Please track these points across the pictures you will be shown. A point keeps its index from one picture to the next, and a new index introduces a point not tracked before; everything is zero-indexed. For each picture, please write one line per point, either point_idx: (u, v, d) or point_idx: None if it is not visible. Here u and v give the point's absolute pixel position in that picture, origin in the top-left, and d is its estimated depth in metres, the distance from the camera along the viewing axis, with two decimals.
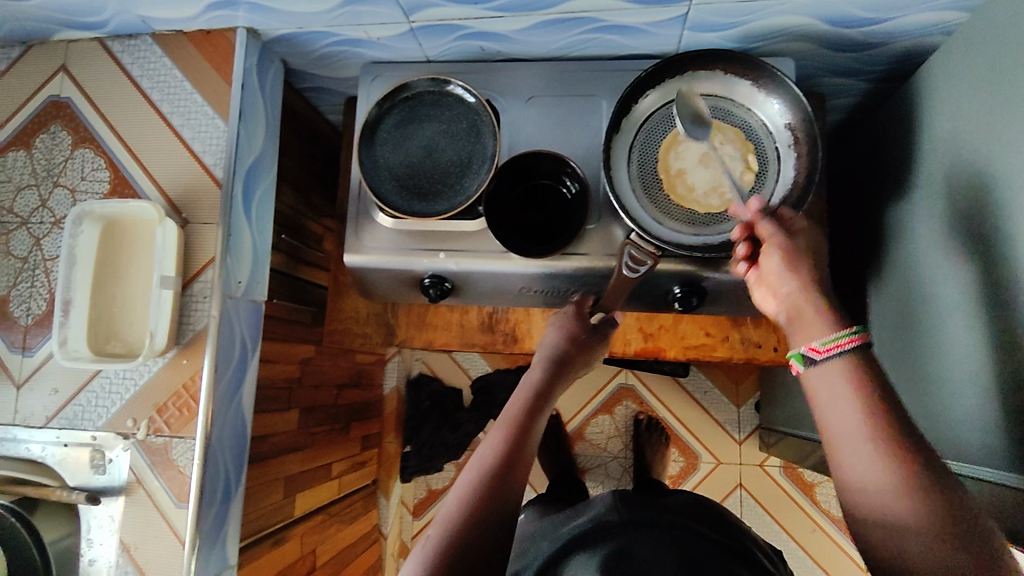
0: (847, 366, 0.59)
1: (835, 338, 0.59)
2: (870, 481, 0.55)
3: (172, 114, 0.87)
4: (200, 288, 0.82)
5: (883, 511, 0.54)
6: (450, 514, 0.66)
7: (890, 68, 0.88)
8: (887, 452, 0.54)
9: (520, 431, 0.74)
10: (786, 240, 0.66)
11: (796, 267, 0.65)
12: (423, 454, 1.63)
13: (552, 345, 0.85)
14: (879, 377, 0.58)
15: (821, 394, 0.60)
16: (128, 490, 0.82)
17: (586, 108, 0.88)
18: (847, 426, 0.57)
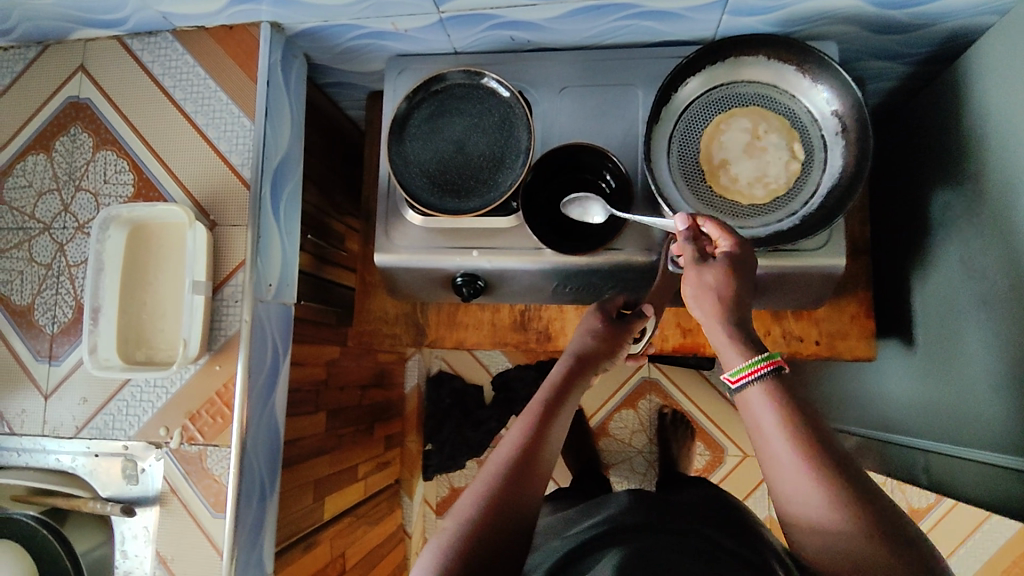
0: (767, 389, 0.58)
1: (745, 368, 0.59)
2: (807, 509, 0.54)
3: (196, 113, 0.84)
4: (231, 292, 0.80)
5: (823, 539, 0.53)
6: (462, 515, 0.62)
7: (936, 51, 0.83)
8: (817, 476, 0.53)
9: (541, 429, 0.70)
10: (697, 276, 0.66)
11: (704, 305, 0.65)
12: (445, 453, 1.58)
13: (577, 344, 0.81)
14: (794, 395, 0.57)
15: (749, 418, 0.59)
16: (162, 500, 0.80)
17: (621, 98, 0.85)
18: (775, 451, 0.56)
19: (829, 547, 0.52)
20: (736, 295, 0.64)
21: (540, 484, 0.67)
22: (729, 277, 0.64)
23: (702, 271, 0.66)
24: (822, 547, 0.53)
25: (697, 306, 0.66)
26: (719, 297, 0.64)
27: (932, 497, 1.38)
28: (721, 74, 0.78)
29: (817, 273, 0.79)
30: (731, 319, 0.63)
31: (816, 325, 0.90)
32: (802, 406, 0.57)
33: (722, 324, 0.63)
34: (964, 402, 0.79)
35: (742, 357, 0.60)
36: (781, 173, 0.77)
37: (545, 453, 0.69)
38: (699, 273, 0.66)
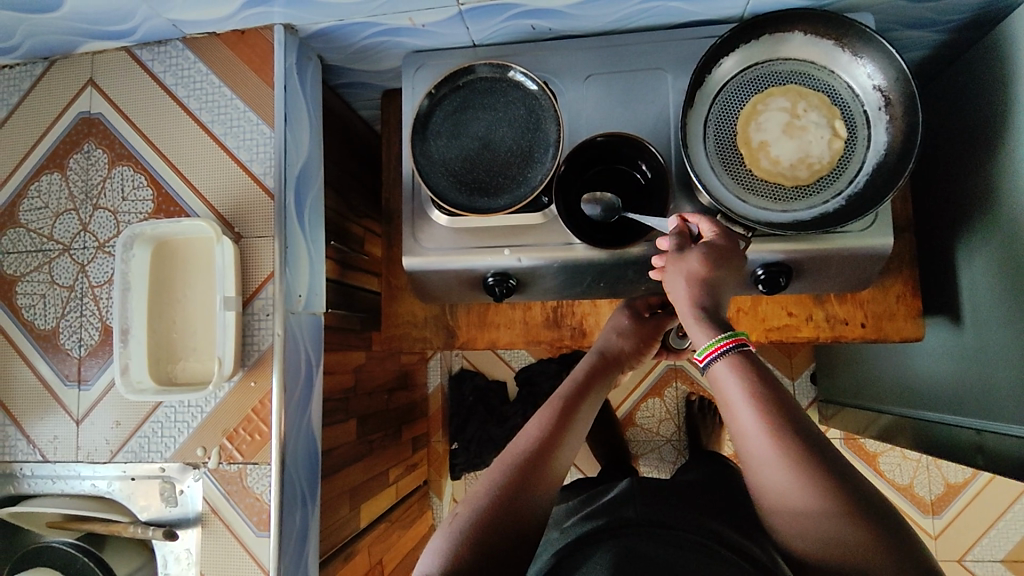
0: (735, 364, 0.59)
1: (711, 345, 0.61)
2: (773, 483, 0.54)
3: (213, 122, 0.82)
4: (262, 305, 0.78)
5: (795, 515, 0.53)
6: (474, 502, 0.63)
7: (973, 17, 0.79)
8: (783, 448, 0.54)
9: (565, 417, 0.72)
10: (675, 259, 0.67)
11: (677, 287, 0.66)
12: (472, 451, 1.52)
13: (602, 342, 0.85)
14: (762, 372, 0.59)
15: (719, 394, 0.60)
16: (203, 521, 0.78)
17: (649, 83, 0.82)
18: (743, 425, 0.57)
19: (797, 521, 0.53)
20: (712, 283, 0.64)
21: (557, 477, 0.67)
22: (708, 263, 0.65)
23: (679, 255, 0.67)
24: (794, 523, 0.53)
25: (672, 288, 0.67)
26: (693, 280, 0.65)
27: (968, 471, 1.36)
28: (759, 52, 0.76)
29: (863, 254, 0.76)
30: (702, 304, 0.64)
31: (862, 307, 0.88)
32: (769, 380, 0.58)
33: (692, 308, 0.64)
34: (1014, 377, 0.76)
35: (705, 335, 0.62)
36: (825, 152, 0.74)
37: (565, 445, 0.69)
38: (679, 257, 0.66)
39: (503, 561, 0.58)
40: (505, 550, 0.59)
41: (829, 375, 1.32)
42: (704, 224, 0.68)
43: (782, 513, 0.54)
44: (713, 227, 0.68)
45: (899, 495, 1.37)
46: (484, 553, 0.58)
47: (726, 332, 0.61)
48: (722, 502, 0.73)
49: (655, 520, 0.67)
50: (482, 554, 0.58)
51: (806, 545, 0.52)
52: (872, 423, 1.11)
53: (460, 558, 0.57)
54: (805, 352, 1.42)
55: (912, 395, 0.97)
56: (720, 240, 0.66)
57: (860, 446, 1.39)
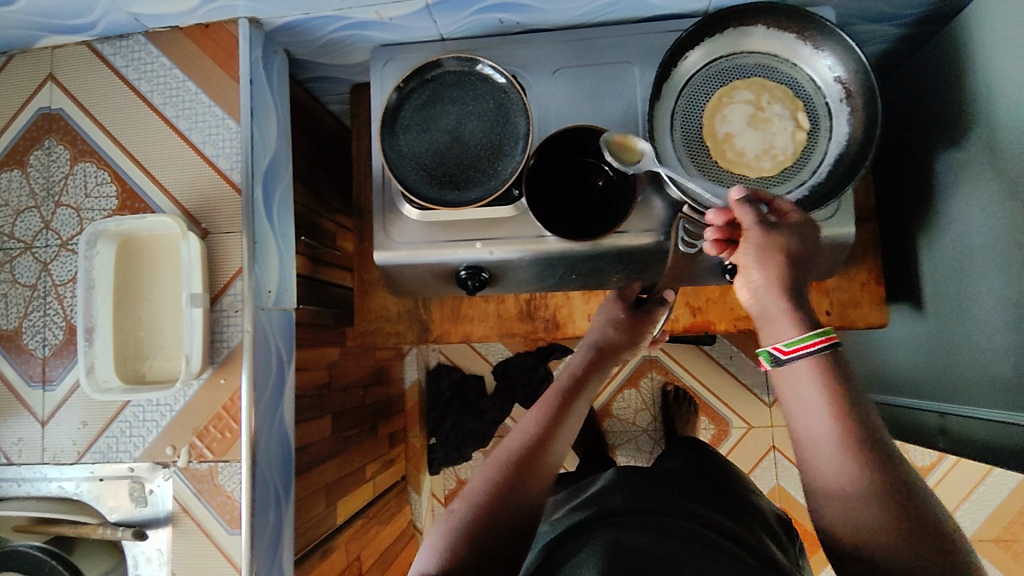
0: (820, 366, 0.52)
1: (801, 341, 0.53)
2: (833, 485, 0.50)
3: (178, 118, 0.81)
4: (230, 302, 0.77)
5: (849, 515, 0.50)
6: (470, 498, 0.63)
7: (930, 11, 0.81)
8: (849, 447, 0.50)
9: (558, 413, 0.72)
10: (762, 235, 0.58)
11: (765, 267, 0.57)
12: (450, 446, 1.54)
13: (596, 334, 0.83)
14: (845, 372, 0.52)
15: (785, 387, 0.54)
16: (173, 521, 0.78)
17: (617, 77, 0.83)
18: (812, 426, 0.52)
19: (841, 513, 0.50)
20: (799, 266, 0.57)
21: (549, 471, 0.67)
22: (795, 244, 0.58)
23: (764, 232, 0.58)
24: (847, 524, 0.50)
25: (756, 266, 0.57)
26: (784, 260, 0.57)
27: (936, 455, 1.39)
28: (722, 45, 0.77)
29: (828, 243, 0.78)
30: (792, 287, 0.56)
31: (827, 295, 0.89)
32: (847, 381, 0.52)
33: (785, 295, 0.56)
34: (974, 363, 0.79)
35: (795, 328, 0.54)
36: (788, 144, 0.75)
37: (557, 440, 0.69)
38: (766, 234, 0.58)
39: (498, 556, 0.59)
40: (498, 544, 0.60)
41: None
42: (780, 199, 0.61)
43: (824, 502, 0.51)
44: (787, 205, 0.62)
45: None
46: (480, 551, 0.59)
47: (814, 330, 0.53)
48: (710, 495, 0.75)
49: (646, 508, 0.69)
50: (479, 553, 0.59)
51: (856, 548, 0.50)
52: None
53: (454, 556, 0.58)
54: None
55: (879, 380, 1.00)
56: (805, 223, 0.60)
57: None
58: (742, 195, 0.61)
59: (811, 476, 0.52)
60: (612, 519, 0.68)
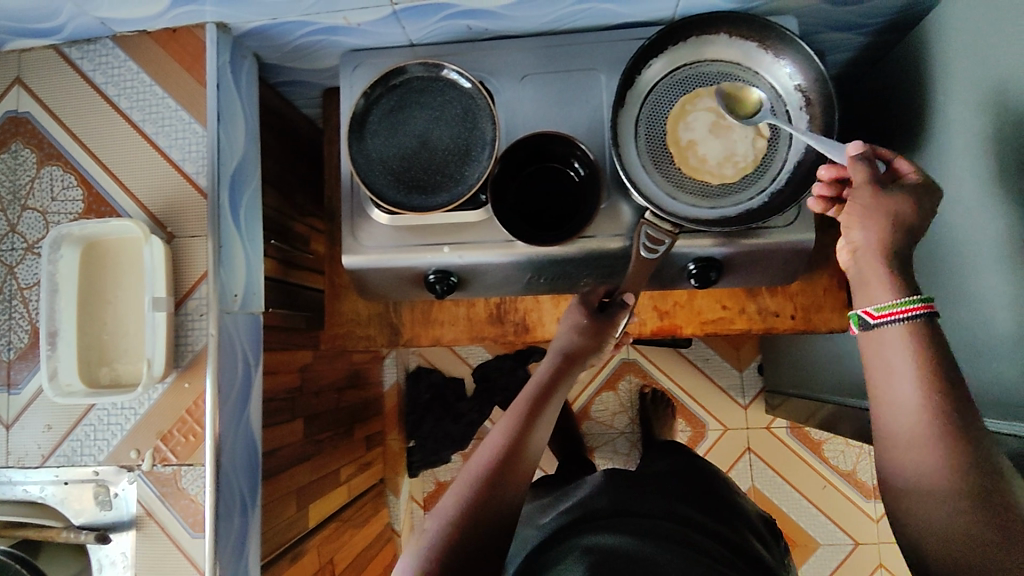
0: (914, 335, 0.52)
1: (895, 305, 0.53)
2: (913, 453, 0.50)
3: (144, 121, 0.81)
4: (195, 306, 0.77)
5: (927, 486, 0.49)
6: (443, 510, 0.63)
7: (891, 21, 0.83)
8: (932, 418, 0.49)
9: (529, 420, 0.71)
10: (871, 195, 0.58)
11: (870, 229, 0.57)
12: (428, 448, 1.57)
13: (563, 342, 0.82)
14: (943, 349, 0.52)
15: (876, 358, 0.54)
16: (138, 524, 0.78)
17: (584, 83, 0.84)
18: (899, 398, 0.51)
19: (918, 506, 0.49)
20: (908, 229, 0.57)
21: (520, 480, 0.67)
22: (901, 209, 0.57)
23: (875, 192, 0.58)
24: (923, 496, 0.49)
25: (857, 227, 0.58)
26: (888, 224, 0.57)
27: None
28: (685, 54, 0.78)
29: (790, 248, 0.79)
30: (895, 252, 0.56)
31: (792, 299, 0.90)
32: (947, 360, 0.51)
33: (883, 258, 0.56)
34: None
35: (890, 293, 0.54)
36: (750, 151, 0.76)
37: (529, 449, 0.69)
38: (877, 193, 0.58)
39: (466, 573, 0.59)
40: (469, 560, 0.60)
41: (773, 365, 1.41)
42: (902, 161, 0.62)
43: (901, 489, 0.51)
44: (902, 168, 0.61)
45: (842, 479, 1.47)
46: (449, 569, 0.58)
47: (911, 297, 0.53)
48: (687, 496, 0.81)
49: (628, 511, 0.74)
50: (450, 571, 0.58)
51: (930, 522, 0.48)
52: (815, 412, 1.15)
53: None
54: (751, 344, 1.53)
55: (845, 383, 1.01)
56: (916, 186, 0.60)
57: (805, 433, 1.50)
58: (860, 151, 0.60)
59: (891, 445, 0.52)
60: (596, 522, 0.73)
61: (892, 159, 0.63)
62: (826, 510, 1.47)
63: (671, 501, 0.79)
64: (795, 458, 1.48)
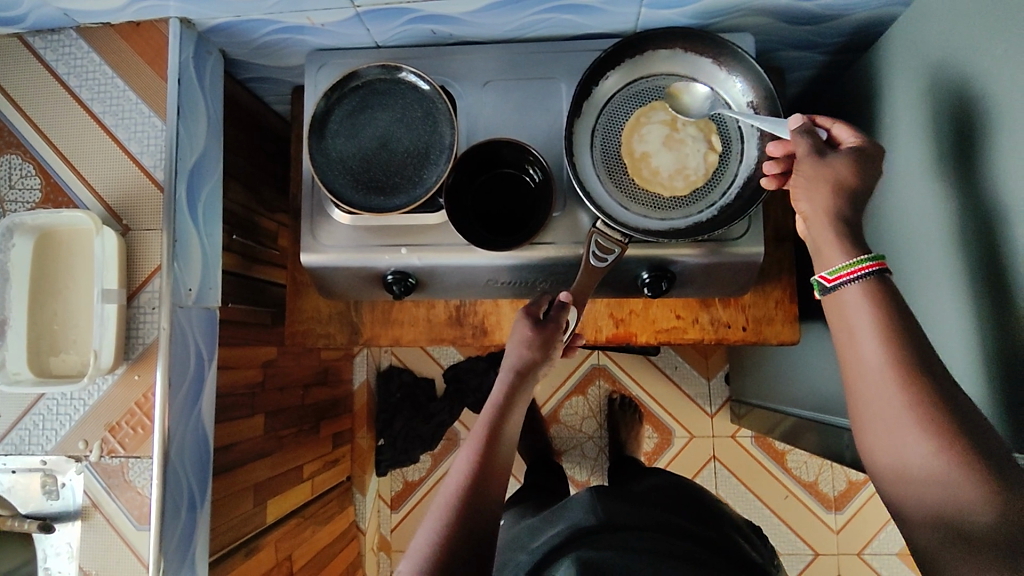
0: (869, 292, 0.55)
1: (847, 268, 0.56)
2: (880, 403, 0.53)
3: (105, 113, 0.81)
4: (148, 298, 0.78)
5: (892, 432, 0.52)
6: (419, 556, 0.62)
7: (848, 41, 0.84)
8: (894, 371, 0.52)
9: (488, 450, 0.70)
10: (813, 165, 0.62)
11: (815, 198, 0.60)
12: (398, 447, 1.56)
13: (512, 358, 0.77)
14: (898, 305, 0.55)
15: (843, 323, 0.57)
16: (83, 515, 0.78)
17: (545, 91, 0.85)
18: (865, 355, 0.54)
19: (888, 445, 0.52)
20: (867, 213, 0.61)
21: (485, 512, 0.66)
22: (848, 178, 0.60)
23: (815, 160, 0.62)
24: (890, 441, 0.52)
25: (805, 198, 0.61)
26: (836, 196, 0.60)
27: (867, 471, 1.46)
28: (639, 67, 0.79)
29: (741, 261, 0.80)
30: None
31: (743, 311, 0.92)
32: (904, 315, 0.54)
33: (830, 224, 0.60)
34: None
35: None
36: (700, 164, 0.77)
37: (490, 483, 0.68)
38: (817, 162, 0.62)
39: None
40: None
41: (739, 374, 1.42)
42: (838, 126, 0.66)
43: (896, 481, 0.52)
44: (846, 130, 0.65)
45: (803, 490, 1.48)
46: None
47: (863, 257, 0.56)
48: (673, 506, 0.82)
49: (620, 524, 0.75)
50: None
51: (901, 463, 0.51)
52: (777, 423, 1.16)
53: None
54: (719, 353, 1.54)
55: (801, 395, 1.02)
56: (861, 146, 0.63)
57: (769, 444, 1.51)
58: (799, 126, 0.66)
59: (861, 398, 0.55)
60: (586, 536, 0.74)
61: (830, 124, 0.67)
62: (788, 521, 1.48)
63: (658, 510, 0.79)
64: (759, 468, 1.50)
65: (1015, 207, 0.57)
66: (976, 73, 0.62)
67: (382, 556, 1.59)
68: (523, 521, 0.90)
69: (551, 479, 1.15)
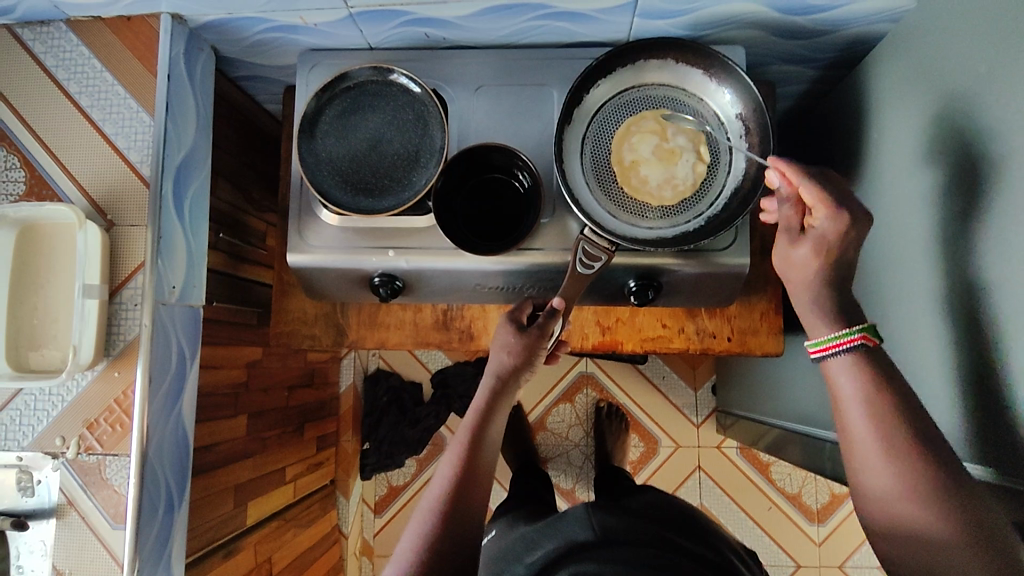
0: (854, 362, 0.58)
1: (829, 343, 0.60)
2: (868, 462, 0.56)
3: (92, 107, 0.81)
4: (130, 295, 0.78)
5: (880, 489, 0.55)
6: (402, 563, 0.62)
7: (839, 56, 0.85)
8: (881, 433, 0.55)
9: (470, 460, 0.69)
10: (787, 246, 0.67)
11: (790, 268, 0.66)
12: (383, 451, 1.55)
13: (493, 364, 0.76)
14: (884, 371, 0.58)
15: (832, 388, 0.60)
16: (59, 512, 0.77)
17: (537, 97, 0.85)
18: (852, 416, 0.57)
19: (877, 501, 0.56)
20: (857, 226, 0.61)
21: (467, 526, 0.65)
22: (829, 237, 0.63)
23: (791, 239, 0.67)
24: (878, 496, 0.55)
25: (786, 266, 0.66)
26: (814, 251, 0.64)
27: None
28: (630, 77, 0.79)
29: (728, 272, 0.80)
30: None
31: (729, 322, 0.92)
32: (888, 381, 0.57)
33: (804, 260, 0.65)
34: None
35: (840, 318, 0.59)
36: (689, 174, 0.78)
37: (472, 497, 0.67)
38: (790, 246, 0.66)
39: None
40: None
41: (726, 385, 1.42)
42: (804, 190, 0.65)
43: (889, 528, 0.55)
44: (814, 191, 0.64)
45: (788, 501, 1.48)
46: None
47: (845, 330, 0.59)
48: (669, 520, 0.81)
49: (616, 539, 0.75)
50: None
51: (889, 516, 0.55)
52: (763, 435, 1.16)
53: None
54: (707, 364, 1.55)
55: (788, 407, 1.02)
56: (832, 225, 0.63)
57: (754, 455, 1.51)
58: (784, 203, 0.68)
59: (851, 456, 0.58)
60: (585, 552, 0.74)
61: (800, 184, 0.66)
62: (772, 533, 1.48)
63: (653, 520, 0.80)
64: (744, 479, 1.50)
65: (999, 224, 0.57)
66: (964, 91, 0.63)
67: (365, 561, 1.58)
68: (511, 531, 0.90)
69: (536, 487, 1.14)
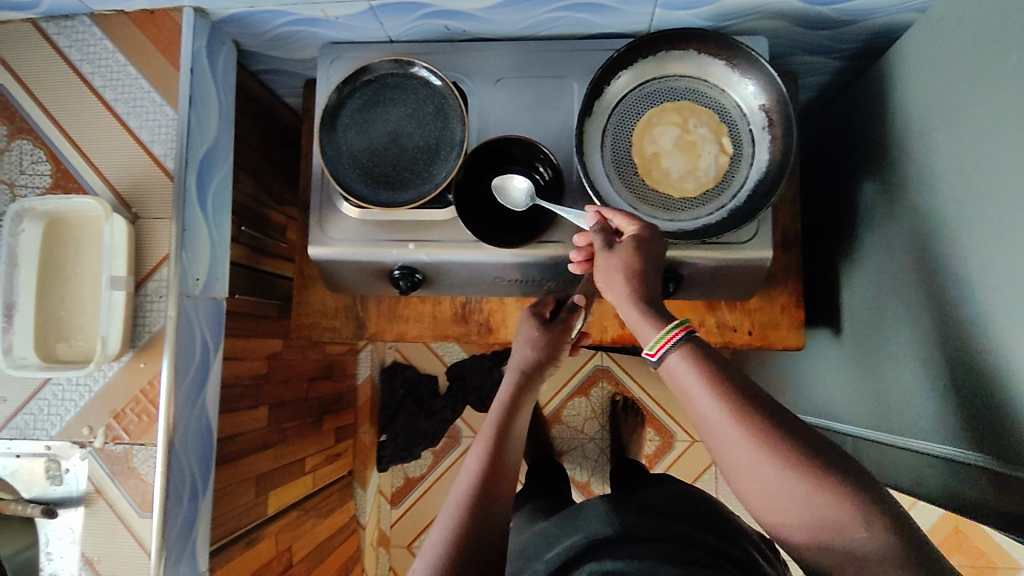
0: (688, 354, 0.53)
1: (662, 337, 0.55)
2: (745, 469, 0.49)
3: (116, 101, 0.81)
4: (155, 287, 0.79)
5: (775, 499, 0.49)
6: (433, 553, 0.62)
7: (863, 47, 0.84)
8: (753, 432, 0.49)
9: (497, 450, 0.69)
10: (608, 260, 0.64)
11: (614, 286, 0.62)
12: (399, 443, 1.57)
13: (518, 357, 0.77)
14: (712, 361, 0.53)
15: (676, 387, 0.54)
16: (87, 501, 0.78)
17: (557, 90, 0.85)
18: (710, 419, 0.51)
19: (775, 512, 0.49)
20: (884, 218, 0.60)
21: (494, 517, 0.65)
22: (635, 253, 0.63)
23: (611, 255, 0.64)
24: (771, 505, 0.49)
25: (607, 287, 0.64)
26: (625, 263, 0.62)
27: None
28: (651, 68, 0.79)
29: (751, 265, 0.79)
30: None
31: (750, 316, 0.92)
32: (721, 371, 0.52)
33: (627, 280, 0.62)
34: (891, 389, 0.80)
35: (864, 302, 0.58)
36: (711, 167, 0.77)
37: (500, 487, 0.67)
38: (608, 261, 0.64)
39: None
40: None
41: None
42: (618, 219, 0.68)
43: (793, 536, 0.49)
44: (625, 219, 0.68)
45: None
46: None
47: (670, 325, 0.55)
48: (688, 514, 0.80)
49: (635, 535, 0.74)
50: None
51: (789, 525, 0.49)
52: None
53: None
54: None
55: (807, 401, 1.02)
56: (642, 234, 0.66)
57: None
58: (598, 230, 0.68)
59: (726, 464, 0.51)
60: (606, 548, 0.73)
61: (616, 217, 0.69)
62: None
63: (671, 516, 0.78)
64: None
65: None
66: (992, 80, 0.62)
67: (382, 551, 1.59)
68: (533, 526, 0.90)
69: (555, 480, 1.14)
